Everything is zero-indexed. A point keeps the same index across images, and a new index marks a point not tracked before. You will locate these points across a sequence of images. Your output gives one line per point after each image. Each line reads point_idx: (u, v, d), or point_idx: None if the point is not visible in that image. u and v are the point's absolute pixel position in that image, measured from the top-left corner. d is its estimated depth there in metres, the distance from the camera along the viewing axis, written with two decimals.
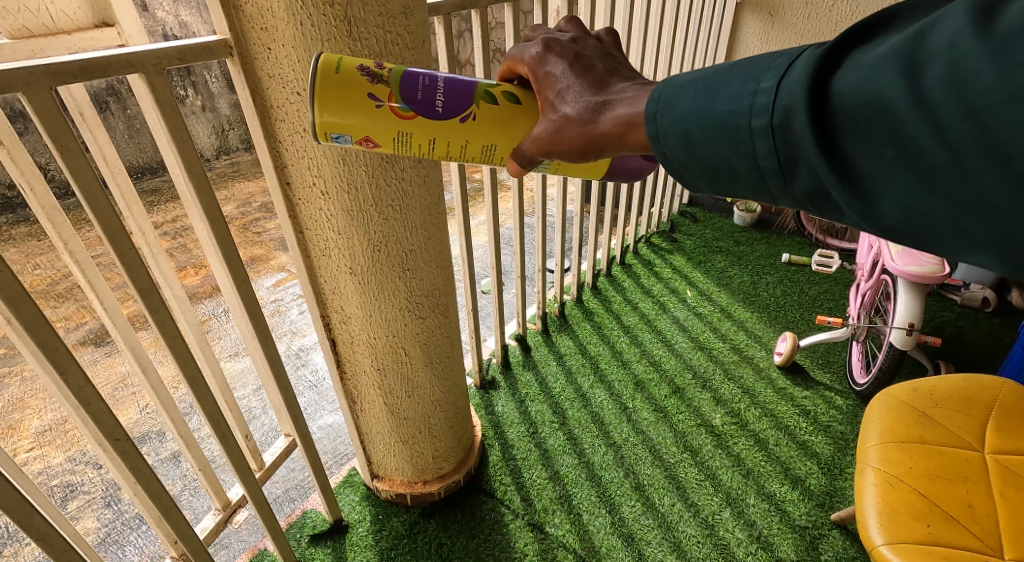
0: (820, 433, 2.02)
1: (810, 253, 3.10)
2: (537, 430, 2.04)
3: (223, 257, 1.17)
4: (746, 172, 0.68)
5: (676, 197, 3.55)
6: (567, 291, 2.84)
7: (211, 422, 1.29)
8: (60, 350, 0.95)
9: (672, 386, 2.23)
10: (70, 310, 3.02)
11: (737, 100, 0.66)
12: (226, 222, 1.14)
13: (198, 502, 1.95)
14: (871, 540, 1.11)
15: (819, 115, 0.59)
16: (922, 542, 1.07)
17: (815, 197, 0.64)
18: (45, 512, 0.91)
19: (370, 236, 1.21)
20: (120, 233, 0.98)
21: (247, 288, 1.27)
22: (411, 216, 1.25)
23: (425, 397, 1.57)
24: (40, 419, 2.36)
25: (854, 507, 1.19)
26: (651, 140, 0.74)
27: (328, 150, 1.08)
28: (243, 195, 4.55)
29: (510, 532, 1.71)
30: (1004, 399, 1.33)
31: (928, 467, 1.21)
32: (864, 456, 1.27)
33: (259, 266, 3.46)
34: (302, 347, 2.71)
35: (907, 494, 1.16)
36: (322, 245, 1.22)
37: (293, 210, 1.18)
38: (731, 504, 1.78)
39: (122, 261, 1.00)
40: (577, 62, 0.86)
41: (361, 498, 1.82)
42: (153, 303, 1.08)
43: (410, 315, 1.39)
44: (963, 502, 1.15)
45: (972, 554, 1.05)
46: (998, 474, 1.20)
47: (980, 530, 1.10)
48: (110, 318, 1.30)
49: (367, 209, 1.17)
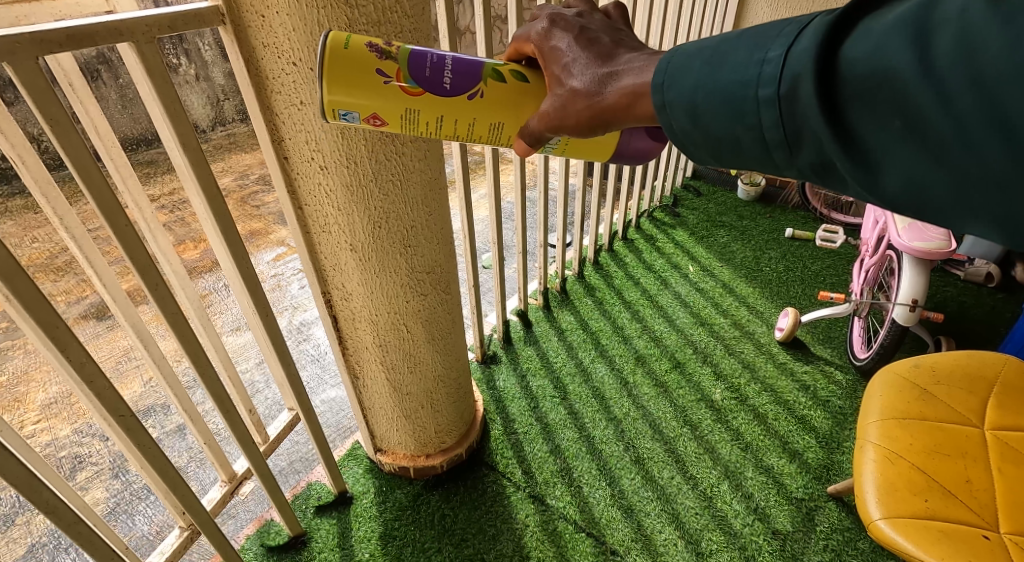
0: (820, 408, 2.04)
1: (814, 228, 3.08)
2: (538, 405, 2.06)
3: (221, 233, 1.16)
4: (751, 143, 0.68)
5: (680, 171, 3.51)
6: (568, 267, 2.84)
7: (214, 397, 1.30)
8: (61, 328, 0.95)
9: (673, 361, 2.25)
10: (69, 284, 3.02)
11: (744, 70, 0.65)
12: (223, 198, 1.13)
13: (204, 474, 1.99)
14: (869, 514, 1.13)
15: (826, 86, 0.59)
16: (919, 517, 1.09)
17: (818, 168, 0.64)
18: (52, 486, 0.93)
19: (370, 212, 1.20)
20: (116, 210, 0.97)
21: (246, 265, 1.26)
22: (411, 192, 1.24)
23: (427, 373, 1.58)
24: (44, 392, 2.39)
25: (853, 482, 1.20)
26: (658, 111, 0.74)
27: (326, 124, 1.06)
28: (240, 168, 4.50)
29: (512, 504, 1.74)
30: (1006, 375, 1.33)
31: (927, 443, 1.22)
32: (864, 433, 1.28)
33: (258, 240, 3.44)
34: (303, 322, 2.72)
35: (906, 469, 1.17)
36: (322, 221, 1.21)
37: (292, 185, 1.16)
38: (730, 477, 1.80)
39: (118, 237, 0.98)
40: (583, 35, 0.83)
41: (364, 470, 1.85)
42: (152, 281, 1.08)
43: (412, 292, 1.39)
44: (962, 477, 1.16)
45: (967, 527, 1.07)
46: (996, 449, 1.21)
47: (977, 505, 1.12)
48: (109, 293, 1.30)
49: (367, 185, 1.16)
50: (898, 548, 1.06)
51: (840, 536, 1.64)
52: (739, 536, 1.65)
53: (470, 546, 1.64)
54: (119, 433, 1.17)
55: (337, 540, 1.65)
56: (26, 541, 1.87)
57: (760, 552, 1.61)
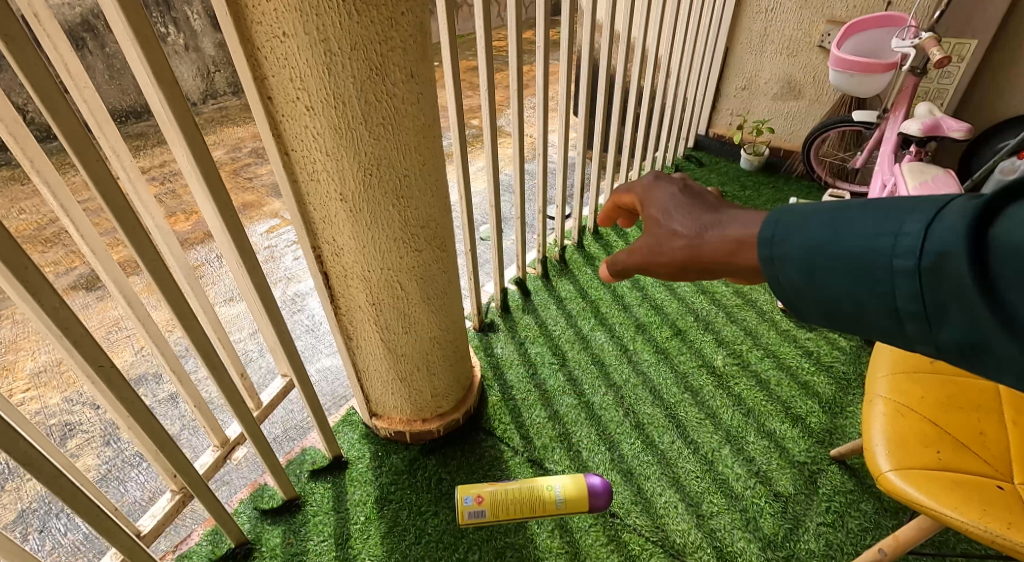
0: (822, 373, 2.02)
1: (818, 197, 3.04)
2: (536, 372, 2.04)
3: (203, 177, 1.10)
4: (880, 317, 0.62)
5: (681, 142, 3.45)
6: (567, 237, 2.80)
7: (203, 355, 1.26)
8: (31, 270, 0.90)
9: (674, 328, 2.22)
10: (59, 255, 2.97)
11: (874, 239, 0.62)
12: (203, 138, 1.07)
13: (196, 441, 1.99)
14: (876, 467, 1.11)
15: (979, 264, 0.55)
16: (930, 468, 1.07)
17: (968, 349, 0.57)
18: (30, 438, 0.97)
19: (360, 157, 1.17)
20: (84, 141, 0.92)
21: (232, 216, 1.20)
22: (403, 138, 1.21)
23: (423, 333, 1.56)
24: (34, 361, 2.36)
25: (861, 437, 1.18)
26: (764, 264, 0.69)
27: (312, 58, 1.02)
28: (233, 140, 4.42)
29: (509, 468, 1.73)
30: None
31: (937, 398, 1.20)
32: (873, 388, 1.26)
33: (251, 212, 3.39)
34: (298, 293, 2.69)
35: (916, 423, 1.15)
36: (310, 168, 1.17)
37: (277, 128, 1.11)
38: (731, 442, 1.79)
39: (88, 171, 0.94)
40: (688, 189, 0.83)
41: (359, 436, 1.84)
42: (130, 226, 1.02)
43: (405, 247, 1.36)
44: (974, 430, 1.14)
45: (980, 478, 1.05)
46: (1008, 402, 1.19)
47: (990, 457, 1.10)
48: (88, 245, 1.24)
49: (356, 128, 1.13)
50: (908, 499, 1.04)
51: (843, 498, 1.63)
52: (740, 499, 1.64)
53: None
54: (100, 388, 1.13)
55: (332, 504, 1.65)
56: (18, 507, 1.86)
57: (761, 514, 1.60)
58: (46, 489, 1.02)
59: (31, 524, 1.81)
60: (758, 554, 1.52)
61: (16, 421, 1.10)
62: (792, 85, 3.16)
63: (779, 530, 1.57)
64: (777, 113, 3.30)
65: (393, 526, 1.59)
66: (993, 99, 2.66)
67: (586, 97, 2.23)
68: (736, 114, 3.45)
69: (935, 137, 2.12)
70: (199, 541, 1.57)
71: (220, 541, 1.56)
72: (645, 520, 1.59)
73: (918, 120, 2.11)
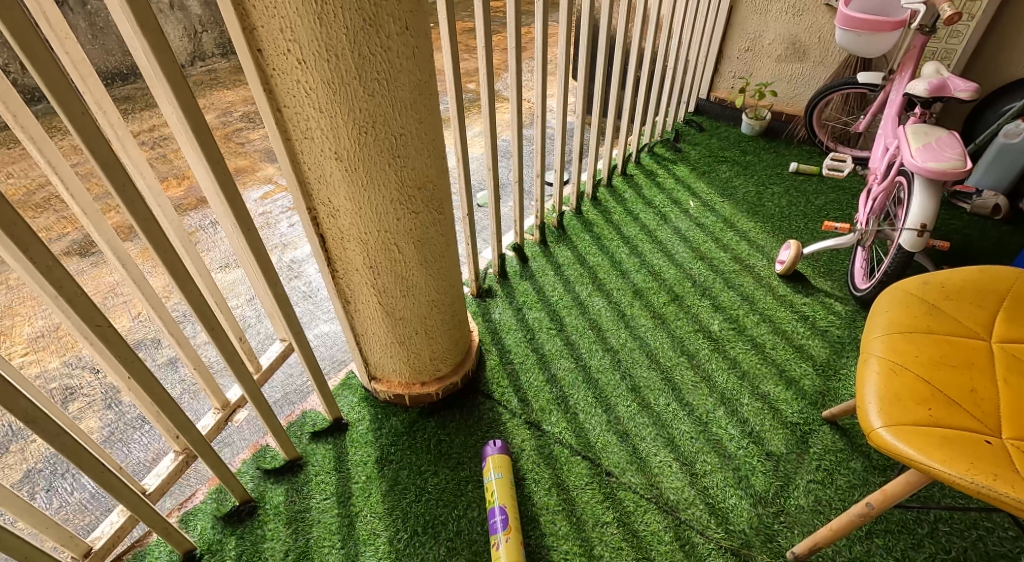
0: (818, 337, 2.04)
1: (819, 162, 3.01)
2: (534, 336, 2.06)
3: (192, 131, 1.07)
4: None
5: (682, 106, 3.39)
6: (566, 203, 2.78)
7: (202, 317, 1.26)
8: (18, 223, 0.89)
9: (671, 294, 2.23)
10: (50, 221, 2.95)
11: None
12: (191, 90, 1.03)
13: (197, 404, 2.02)
14: (869, 423, 1.13)
15: None
16: (922, 424, 1.09)
17: None
18: (30, 397, 0.99)
19: (354, 113, 1.15)
20: (70, 95, 0.90)
21: (224, 174, 1.17)
22: (399, 94, 1.19)
23: (421, 297, 1.56)
24: (31, 326, 2.37)
25: (855, 393, 1.20)
26: None
27: (302, 8, 1.00)
28: (224, 104, 4.33)
29: (507, 429, 1.76)
30: (1017, 292, 1.30)
31: (932, 355, 1.21)
32: (869, 347, 1.27)
33: (245, 177, 3.35)
34: (295, 259, 2.68)
35: (908, 380, 1.17)
36: (303, 125, 1.16)
37: (268, 83, 1.10)
38: (725, 404, 1.83)
39: (76, 129, 0.92)
40: None
41: (359, 399, 1.86)
42: (119, 181, 1.00)
43: (402, 209, 1.35)
44: (966, 387, 1.16)
45: (969, 434, 1.08)
46: (1002, 361, 1.21)
47: (978, 413, 1.12)
48: (79, 205, 1.22)
49: (351, 83, 1.12)
50: (898, 455, 1.06)
51: (833, 457, 1.67)
52: (733, 458, 1.68)
53: (466, 468, 1.66)
54: (99, 346, 1.13)
55: (333, 464, 1.68)
56: (24, 467, 1.89)
57: (753, 472, 1.64)
58: (49, 446, 1.04)
59: (38, 484, 1.84)
60: (749, 510, 1.56)
61: (14, 380, 1.12)
62: (797, 46, 3.09)
63: (770, 488, 1.61)
64: (780, 76, 3.24)
65: (393, 485, 1.63)
66: (1001, 61, 2.62)
67: (585, 59, 2.18)
68: (738, 77, 3.38)
69: (941, 98, 2.08)
70: (203, 499, 1.60)
71: (224, 499, 1.60)
72: (640, 479, 1.63)
73: (924, 80, 2.07)
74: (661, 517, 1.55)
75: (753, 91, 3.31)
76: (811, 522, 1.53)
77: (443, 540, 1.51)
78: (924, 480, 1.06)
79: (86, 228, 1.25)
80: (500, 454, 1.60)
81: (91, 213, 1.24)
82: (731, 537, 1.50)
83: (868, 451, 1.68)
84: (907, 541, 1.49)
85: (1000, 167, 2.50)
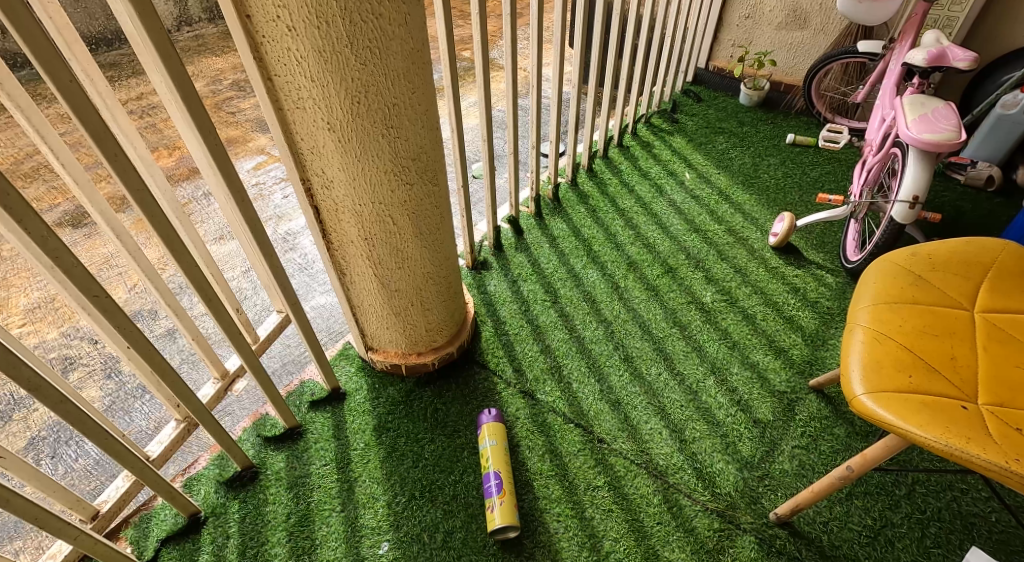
0: (807, 308, 2.07)
1: (816, 133, 2.99)
2: (529, 308, 2.08)
3: (182, 100, 1.06)
4: None
5: (680, 76, 3.34)
6: (561, 174, 2.77)
7: (198, 289, 1.27)
8: (10, 194, 0.89)
9: (665, 266, 2.25)
10: (40, 191, 2.92)
11: None
12: (179, 57, 1.02)
13: (196, 374, 2.05)
14: (852, 390, 1.16)
15: None
16: (904, 390, 1.12)
17: None
18: (31, 365, 1.01)
19: (347, 83, 1.14)
20: (56, 62, 0.88)
21: (215, 143, 1.16)
22: (391, 62, 1.17)
23: (416, 269, 1.57)
24: (27, 297, 2.37)
25: (840, 361, 1.23)
26: None
27: None
28: (213, 72, 4.24)
29: (502, 398, 1.80)
30: (1003, 262, 1.32)
31: (916, 325, 1.24)
32: (855, 318, 1.30)
33: (237, 148, 3.31)
34: (290, 231, 2.67)
35: (892, 348, 1.20)
36: (294, 94, 1.15)
37: (258, 50, 1.08)
38: (716, 373, 1.86)
39: (64, 97, 0.90)
40: None
41: (356, 369, 1.89)
42: (110, 151, 0.99)
43: (396, 180, 1.35)
44: (947, 355, 1.19)
45: (947, 399, 1.11)
46: (984, 330, 1.24)
47: (958, 380, 1.16)
48: (70, 175, 1.21)
49: (342, 51, 1.10)
50: (878, 420, 1.10)
51: (818, 423, 1.71)
52: (721, 425, 1.72)
53: (462, 436, 1.70)
54: (97, 315, 1.14)
55: (331, 432, 1.71)
56: (28, 434, 1.92)
57: (740, 438, 1.69)
58: (52, 413, 1.06)
59: (43, 451, 1.88)
60: (736, 474, 1.61)
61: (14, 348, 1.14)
62: (798, 14, 3.03)
63: (756, 453, 1.65)
64: (780, 44, 3.19)
65: (391, 452, 1.67)
66: (1003, 29, 2.58)
67: (581, 26, 2.14)
68: (737, 45, 3.33)
69: (940, 67, 2.06)
70: (205, 466, 1.64)
71: (226, 466, 1.64)
72: (631, 445, 1.67)
73: (923, 49, 2.05)
74: (650, 481, 1.60)
75: (752, 60, 3.26)
76: (794, 485, 1.58)
77: (440, 503, 1.56)
78: (903, 444, 1.10)
79: (79, 198, 1.24)
80: (495, 423, 1.64)
81: (84, 183, 1.23)
82: (716, 499, 1.56)
83: (852, 418, 1.72)
84: (885, 502, 1.54)
85: (997, 138, 2.49)
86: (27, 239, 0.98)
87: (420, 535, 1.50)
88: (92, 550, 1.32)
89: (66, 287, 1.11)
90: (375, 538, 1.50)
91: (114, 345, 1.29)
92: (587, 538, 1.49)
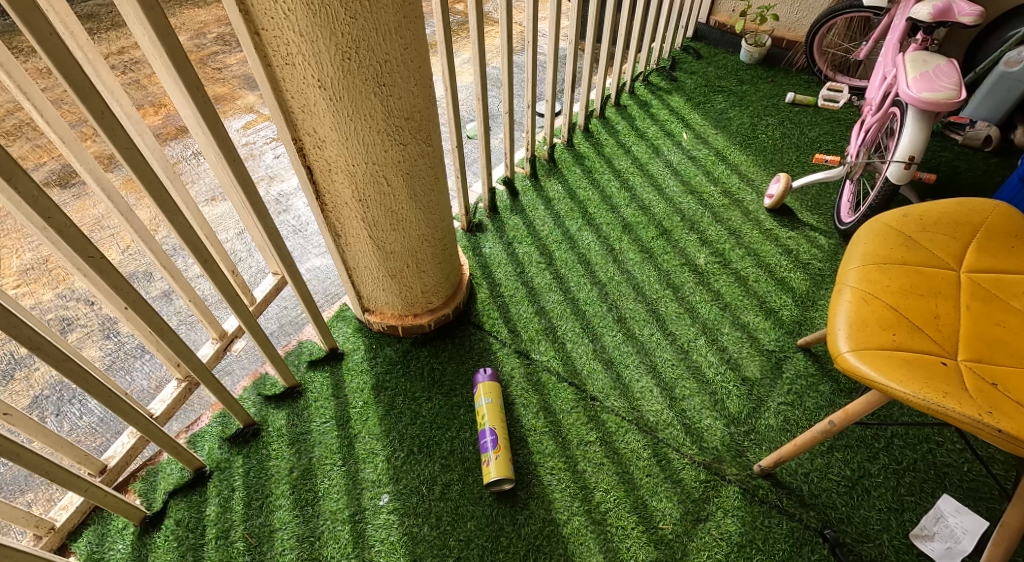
0: (799, 270, 2.09)
1: (816, 92, 2.94)
2: (524, 270, 2.09)
3: (166, 54, 1.03)
4: None
5: (680, 31, 3.25)
6: (556, 135, 2.73)
7: (193, 250, 1.27)
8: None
9: (659, 228, 2.25)
10: (25, 150, 2.86)
11: None
12: (161, 8, 0.98)
13: (195, 335, 2.07)
14: (837, 347, 1.19)
15: None
16: (886, 348, 1.15)
17: None
18: (31, 324, 1.02)
19: (337, 38, 1.12)
20: (35, 13, 0.86)
21: (203, 101, 1.14)
22: (381, 16, 1.14)
23: (412, 230, 1.57)
24: (19, 258, 2.35)
25: (827, 321, 1.25)
26: None
27: None
28: (196, 24, 4.08)
29: (498, 358, 1.83)
30: (993, 223, 1.34)
31: (903, 285, 1.26)
32: (844, 278, 1.31)
33: (224, 106, 3.23)
34: (282, 193, 2.65)
35: (878, 308, 1.22)
36: (283, 50, 1.12)
37: (244, 3, 1.05)
38: (707, 333, 1.90)
39: (45, 51, 0.88)
40: None
41: (354, 330, 1.91)
42: (96, 108, 0.98)
43: (389, 140, 1.33)
44: (931, 314, 1.22)
45: (928, 356, 1.15)
46: (969, 290, 1.26)
47: (939, 337, 1.19)
48: (55, 133, 1.19)
49: (330, 4, 1.07)
50: (860, 376, 1.13)
51: (804, 381, 1.76)
52: (710, 383, 1.77)
53: (458, 394, 1.74)
54: (92, 275, 1.15)
55: (331, 391, 1.75)
56: (31, 393, 1.95)
57: (728, 396, 1.73)
58: (56, 371, 1.08)
59: (47, 409, 1.91)
60: (722, 429, 1.66)
61: (11, 308, 1.14)
62: None
63: (743, 409, 1.70)
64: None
65: (389, 410, 1.71)
66: None
67: None
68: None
69: (945, 22, 2.01)
70: (208, 423, 1.68)
71: (228, 423, 1.68)
72: (622, 403, 1.72)
73: (929, 4, 2.00)
74: (640, 436, 1.65)
75: (753, 16, 3.18)
76: (779, 439, 1.63)
77: (438, 458, 1.61)
78: (883, 399, 1.14)
79: (66, 156, 1.22)
80: (490, 382, 1.68)
81: (70, 141, 1.21)
82: (703, 453, 1.61)
83: (836, 375, 1.77)
84: (864, 454, 1.60)
85: (997, 96, 2.47)
86: (18, 199, 0.97)
87: (419, 487, 1.55)
88: (103, 502, 1.36)
89: (59, 246, 1.11)
90: (375, 490, 1.55)
91: (112, 306, 1.30)
92: (579, 489, 1.55)
